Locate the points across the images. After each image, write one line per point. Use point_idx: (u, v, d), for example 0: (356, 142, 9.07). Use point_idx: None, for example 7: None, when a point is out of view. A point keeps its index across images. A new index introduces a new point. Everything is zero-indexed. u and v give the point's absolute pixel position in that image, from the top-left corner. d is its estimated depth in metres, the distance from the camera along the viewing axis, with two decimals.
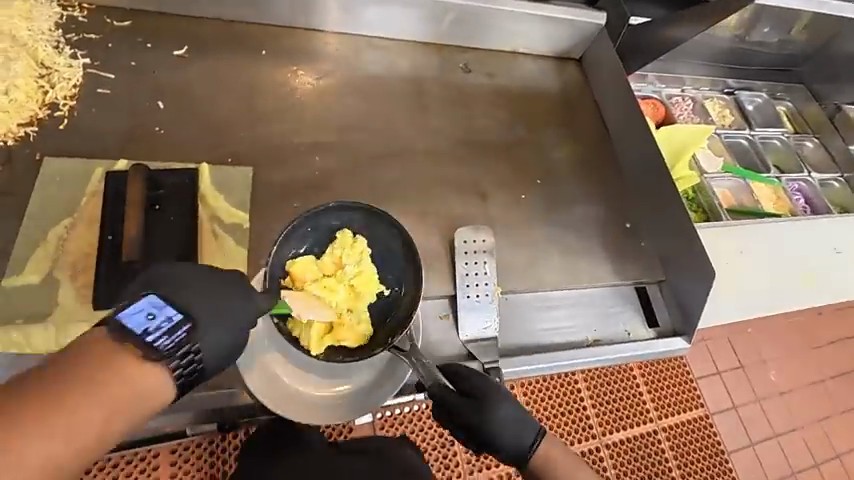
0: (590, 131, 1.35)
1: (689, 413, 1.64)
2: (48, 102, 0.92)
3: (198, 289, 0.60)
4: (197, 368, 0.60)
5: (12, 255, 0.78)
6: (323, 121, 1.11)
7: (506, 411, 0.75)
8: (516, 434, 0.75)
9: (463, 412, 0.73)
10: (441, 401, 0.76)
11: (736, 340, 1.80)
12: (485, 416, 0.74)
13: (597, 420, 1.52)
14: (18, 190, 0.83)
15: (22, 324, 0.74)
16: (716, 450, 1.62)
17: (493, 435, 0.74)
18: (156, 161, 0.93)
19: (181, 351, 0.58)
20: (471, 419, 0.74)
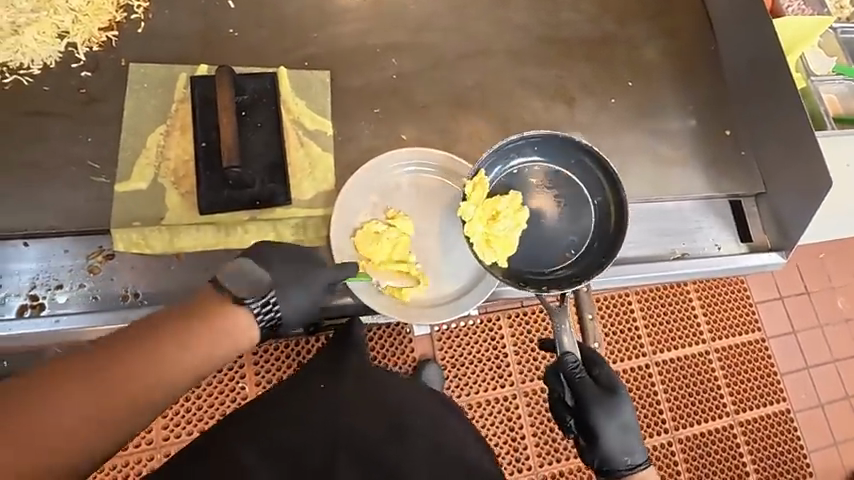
0: (691, 24, 1.18)
1: (745, 336, 1.61)
2: (122, 4, 0.89)
3: (284, 258, 0.69)
4: (275, 322, 0.68)
5: (118, 162, 0.81)
6: (395, 18, 1.02)
7: (620, 411, 0.82)
8: (617, 446, 0.80)
9: (583, 386, 0.81)
10: (570, 379, 0.82)
11: (805, 267, 1.72)
12: (599, 402, 0.81)
13: (648, 340, 1.53)
14: (111, 97, 0.84)
15: (140, 227, 0.79)
16: (768, 372, 1.60)
17: (599, 424, 0.81)
18: (235, 66, 0.91)
19: (261, 298, 0.66)
20: (587, 399, 0.81)
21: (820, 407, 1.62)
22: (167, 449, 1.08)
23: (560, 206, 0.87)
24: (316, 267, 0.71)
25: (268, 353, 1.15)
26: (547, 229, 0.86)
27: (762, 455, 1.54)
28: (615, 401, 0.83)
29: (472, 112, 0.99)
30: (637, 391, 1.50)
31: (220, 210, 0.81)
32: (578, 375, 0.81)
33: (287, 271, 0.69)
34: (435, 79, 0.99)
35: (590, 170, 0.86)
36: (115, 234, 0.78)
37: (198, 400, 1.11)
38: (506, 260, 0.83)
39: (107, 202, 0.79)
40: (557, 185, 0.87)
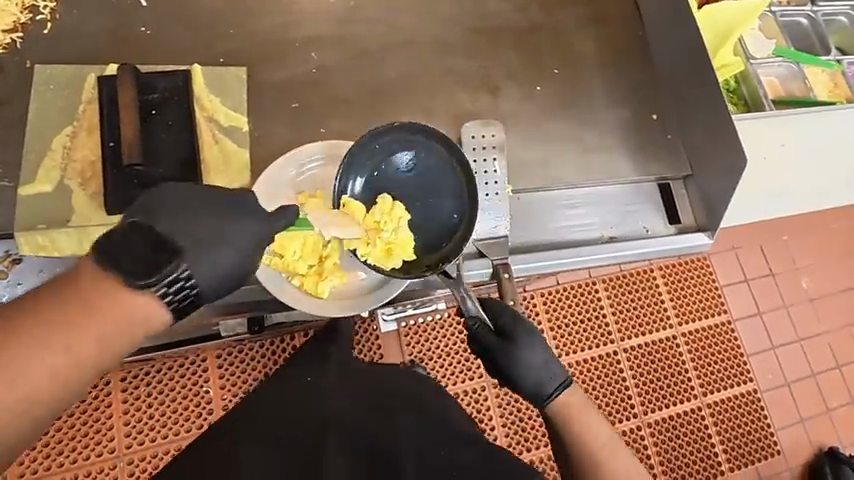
0: (618, 10, 1.18)
1: (711, 319, 1.64)
2: (27, 4, 0.87)
3: (190, 218, 0.56)
4: (192, 296, 0.55)
5: (23, 165, 0.80)
6: (315, 11, 1.01)
7: (530, 342, 0.80)
8: (540, 378, 0.79)
9: (488, 340, 0.80)
10: (482, 346, 0.81)
11: (766, 248, 1.73)
12: (509, 345, 0.80)
13: (615, 327, 1.55)
14: (16, 99, 0.83)
15: (46, 229, 0.78)
16: (734, 353, 1.63)
17: (517, 363, 0.79)
18: (148, 64, 0.90)
19: (166, 276, 0.53)
20: (496, 347, 0.79)
21: (787, 385, 1.65)
22: (128, 458, 1.06)
23: (429, 192, 0.84)
24: (240, 222, 0.58)
25: (232, 356, 1.14)
26: (425, 216, 0.84)
27: (730, 435, 1.56)
28: (523, 340, 0.81)
29: (394, 104, 1.00)
30: (607, 378, 1.51)
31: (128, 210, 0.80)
32: (477, 332, 0.80)
33: (197, 228, 0.56)
34: (357, 71, 0.99)
35: (433, 143, 0.84)
36: (20, 238, 0.76)
37: (161, 406, 1.09)
38: (412, 255, 0.81)
39: (11, 207, 0.78)
40: (414, 173, 0.84)
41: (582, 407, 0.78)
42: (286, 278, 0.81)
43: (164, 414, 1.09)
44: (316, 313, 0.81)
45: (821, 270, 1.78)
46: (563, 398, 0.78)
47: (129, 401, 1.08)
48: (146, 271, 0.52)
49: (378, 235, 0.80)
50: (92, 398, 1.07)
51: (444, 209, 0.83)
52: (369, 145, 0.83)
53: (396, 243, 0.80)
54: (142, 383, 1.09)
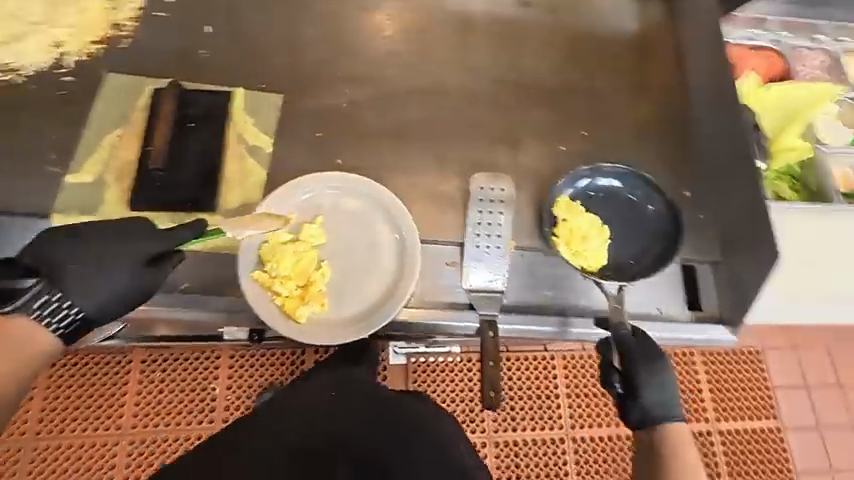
0: (664, 80, 1.15)
1: None
2: (116, 24, 1.02)
3: (84, 259, 0.70)
4: (80, 313, 0.69)
5: (74, 156, 0.90)
6: (358, 50, 1.08)
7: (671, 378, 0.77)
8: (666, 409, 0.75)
9: (634, 345, 0.80)
10: (626, 351, 0.79)
11: None
12: (652, 360, 0.78)
13: None
14: (85, 100, 0.95)
15: (76, 214, 0.87)
16: None
17: (647, 379, 0.76)
18: (200, 81, 1.00)
19: (33, 299, 0.66)
20: (640, 352, 0.79)
21: None
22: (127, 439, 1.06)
23: (625, 226, 0.98)
24: (142, 244, 0.73)
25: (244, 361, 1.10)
26: (620, 235, 0.97)
27: None
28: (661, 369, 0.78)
29: (414, 143, 1.02)
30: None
31: (148, 208, 0.87)
32: (628, 334, 0.81)
33: (80, 263, 0.69)
34: (384, 110, 1.04)
35: (642, 178, 0.99)
36: (54, 218, 0.86)
37: (169, 396, 1.09)
38: (591, 264, 0.94)
39: (57, 190, 0.88)
40: (611, 209, 0.99)
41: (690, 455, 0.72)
42: (271, 297, 0.82)
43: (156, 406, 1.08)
44: (289, 336, 0.81)
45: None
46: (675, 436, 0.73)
47: (142, 383, 1.08)
48: (10, 301, 0.65)
49: (572, 238, 0.94)
50: (112, 371, 1.09)
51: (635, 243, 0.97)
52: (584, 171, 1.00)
53: (579, 250, 0.94)
54: (159, 368, 1.10)
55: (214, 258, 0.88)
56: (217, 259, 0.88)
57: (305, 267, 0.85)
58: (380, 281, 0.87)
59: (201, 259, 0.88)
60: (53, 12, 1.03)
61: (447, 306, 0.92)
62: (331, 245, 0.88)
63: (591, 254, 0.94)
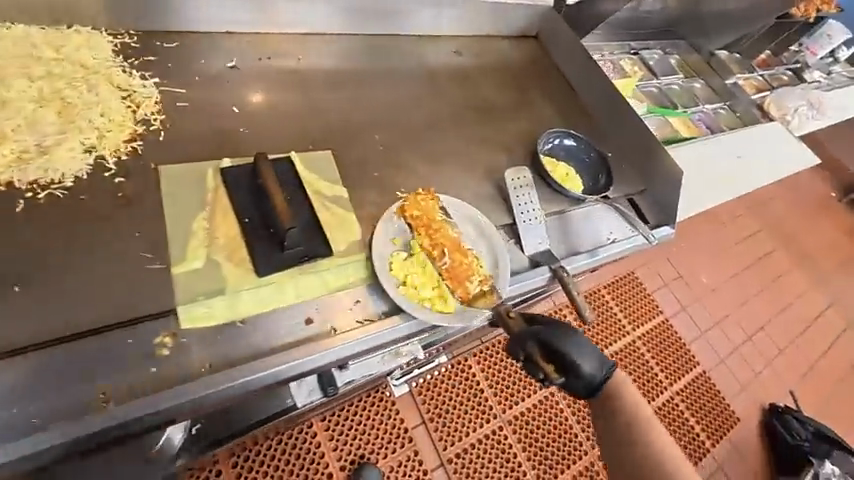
0: (561, 89, 1.68)
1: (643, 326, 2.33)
2: (141, 120, 1.00)
3: None
4: None
5: (170, 248, 0.88)
6: (365, 105, 1.29)
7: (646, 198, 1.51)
8: (648, 209, 1.50)
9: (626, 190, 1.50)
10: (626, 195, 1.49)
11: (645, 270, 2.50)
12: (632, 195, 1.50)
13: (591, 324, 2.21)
14: (149, 194, 0.93)
15: (205, 301, 0.86)
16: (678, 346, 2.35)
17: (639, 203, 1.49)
18: (252, 154, 1.06)
19: None
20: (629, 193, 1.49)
21: (721, 362, 2.41)
22: None
23: (591, 162, 1.43)
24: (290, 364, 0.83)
25: None
26: (584, 167, 1.42)
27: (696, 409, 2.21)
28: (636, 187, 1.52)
29: (444, 163, 1.27)
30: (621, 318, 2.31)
31: (273, 272, 0.92)
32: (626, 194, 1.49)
33: None
34: (411, 144, 1.26)
35: (567, 131, 1.43)
36: (182, 310, 0.84)
37: None
38: (578, 185, 1.37)
39: (170, 284, 0.85)
40: (569, 159, 1.42)
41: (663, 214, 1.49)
42: (420, 303, 0.97)
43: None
44: (447, 325, 0.96)
45: (692, 263, 2.64)
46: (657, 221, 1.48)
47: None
48: None
49: (565, 174, 1.36)
50: None
51: (594, 169, 1.43)
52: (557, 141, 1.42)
53: (571, 178, 1.37)
54: None
55: (342, 297, 0.96)
56: (346, 296, 0.96)
57: (431, 274, 1.02)
58: (489, 265, 1.08)
59: (334, 300, 0.95)
60: (59, 116, 0.94)
61: (523, 270, 1.17)
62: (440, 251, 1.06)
63: (578, 179, 1.38)
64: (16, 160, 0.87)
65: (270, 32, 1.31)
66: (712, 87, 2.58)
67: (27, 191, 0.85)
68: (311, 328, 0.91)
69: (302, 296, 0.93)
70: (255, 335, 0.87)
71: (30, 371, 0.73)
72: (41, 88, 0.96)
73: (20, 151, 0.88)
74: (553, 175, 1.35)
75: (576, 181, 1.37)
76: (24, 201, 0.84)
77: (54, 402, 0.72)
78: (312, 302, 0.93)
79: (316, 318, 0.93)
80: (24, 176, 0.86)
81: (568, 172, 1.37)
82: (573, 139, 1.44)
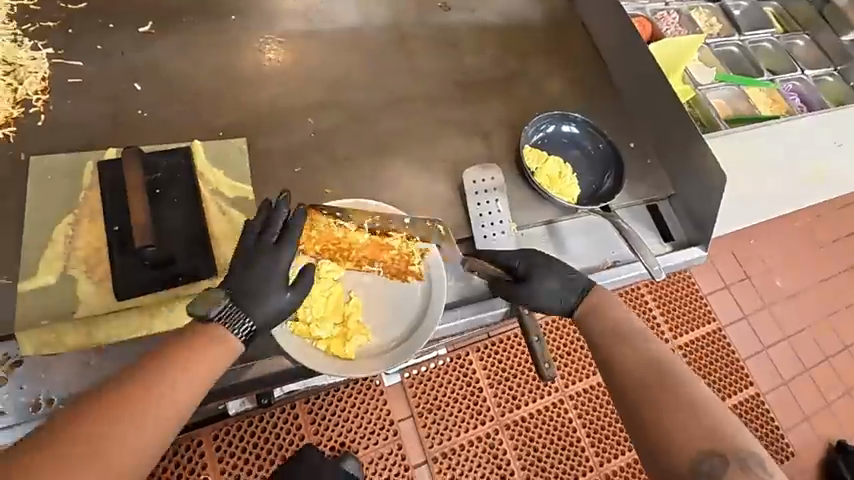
0: (582, 54, 1.31)
1: (702, 328, 1.58)
2: (21, 101, 0.88)
3: None
4: None
5: (22, 259, 0.76)
6: (306, 78, 1.06)
7: (672, 207, 1.16)
8: (674, 222, 1.15)
9: (646, 195, 1.15)
10: (645, 201, 1.15)
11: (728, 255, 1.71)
12: (654, 201, 1.16)
13: (667, 326, 1.54)
14: (12, 192, 0.80)
15: (50, 326, 0.73)
16: (732, 359, 1.57)
17: (661, 214, 1.15)
18: (147, 144, 0.90)
19: None
20: (649, 199, 1.15)
21: (806, 372, 1.63)
22: None
23: (596, 159, 1.10)
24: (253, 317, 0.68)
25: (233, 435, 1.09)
26: (585, 164, 1.09)
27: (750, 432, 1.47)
28: (662, 191, 1.17)
29: (394, 155, 1.02)
30: (716, 353, 1.56)
31: (138, 293, 0.77)
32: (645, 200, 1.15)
33: None
34: (355, 130, 1.02)
35: (569, 115, 1.11)
36: (20, 336, 0.72)
37: None
38: (572, 188, 1.05)
39: (14, 303, 0.74)
40: (567, 153, 1.10)
41: (694, 230, 1.14)
42: (312, 344, 0.78)
43: (484, 415, 1.27)
44: (342, 376, 0.78)
45: (796, 269, 1.78)
46: (682, 238, 1.13)
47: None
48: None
49: (553, 175, 1.05)
50: None
51: (601, 167, 1.09)
52: (554, 127, 1.10)
53: (562, 180, 1.05)
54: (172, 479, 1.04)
55: None
56: None
57: (336, 307, 0.82)
58: (418, 297, 0.85)
59: None
60: None
61: (474, 299, 0.91)
62: (355, 278, 0.85)
63: (573, 181, 1.06)
64: None
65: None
66: (819, 44, 1.95)
67: None
68: None
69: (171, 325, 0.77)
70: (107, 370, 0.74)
71: None
72: None
73: None
74: (537, 174, 1.05)
75: (569, 184, 1.05)
76: None
77: None
78: None
79: None
80: None
81: (558, 172, 1.05)
82: (575, 127, 1.11)
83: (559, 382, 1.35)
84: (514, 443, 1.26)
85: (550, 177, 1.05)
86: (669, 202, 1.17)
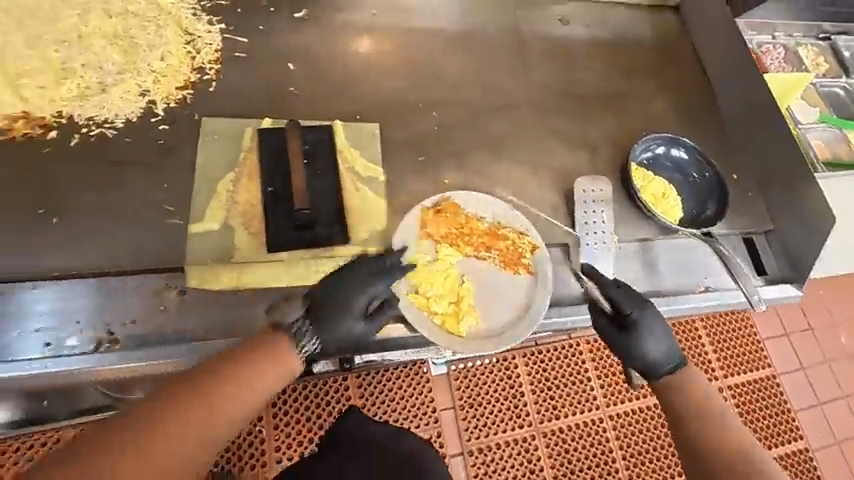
0: (692, 81, 1.33)
1: (754, 373, 1.56)
2: (196, 68, 1.00)
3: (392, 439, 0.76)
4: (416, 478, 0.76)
5: (193, 205, 0.88)
6: (433, 75, 1.14)
7: (769, 242, 1.16)
8: (769, 258, 1.15)
9: (744, 227, 1.16)
10: (742, 234, 1.16)
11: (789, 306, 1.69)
12: (751, 234, 1.16)
13: (718, 365, 1.53)
14: (186, 147, 0.92)
15: (213, 264, 0.85)
16: (783, 409, 1.53)
17: (756, 248, 1.16)
18: (296, 118, 1.00)
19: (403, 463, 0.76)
20: (746, 232, 1.16)
21: None
22: None
23: (702, 184, 1.12)
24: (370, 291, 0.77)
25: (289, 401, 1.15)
26: (690, 188, 1.12)
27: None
28: (760, 226, 1.17)
29: (507, 157, 1.09)
30: (767, 400, 1.53)
31: (284, 248, 0.88)
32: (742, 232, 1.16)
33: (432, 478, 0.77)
34: (474, 129, 1.09)
35: (679, 138, 1.13)
36: (190, 269, 0.84)
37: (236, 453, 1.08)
38: (675, 209, 1.07)
39: (184, 241, 0.85)
40: (673, 174, 1.12)
41: (790, 268, 1.14)
42: (428, 317, 0.86)
43: (522, 419, 1.27)
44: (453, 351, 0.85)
45: None
46: (777, 274, 1.14)
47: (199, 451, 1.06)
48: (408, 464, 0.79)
49: (658, 193, 1.07)
50: None
51: (705, 192, 1.11)
52: (663, 148, 1.13)
53: (666, 200, 1.07)
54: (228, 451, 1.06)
55: None
56: None
57: (451, 287, 0.89)
58: (525, 289, 0.92)
59: None
60: (124, 55, 0.96)
61: (570, 301, 0.97)
62: (468, 264, 0.92)
63: (676, 203, 1.08)
64: (78, 95, 0.91)
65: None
66: None
67: (81, 127, 0.89)
68: None
69: (308, 279, 0.88)
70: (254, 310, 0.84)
71: (53, 298, 0.78)
72: (114, 26, 0.98)
73: (82, 85, 0.91)
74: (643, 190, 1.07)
75: (673, 204, 1.08)
76: (77, 136, 0.88)
77: (66, 333, 0.77)
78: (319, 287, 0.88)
79: None
80: (82, 111, 0.90)
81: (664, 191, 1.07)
82: (684, 149, 1.13)
83: (602, 401, 1.34)
84: (550, 450, 1.26)
85: (656, 196, 1.07)
86: (766, 238, 1.17)
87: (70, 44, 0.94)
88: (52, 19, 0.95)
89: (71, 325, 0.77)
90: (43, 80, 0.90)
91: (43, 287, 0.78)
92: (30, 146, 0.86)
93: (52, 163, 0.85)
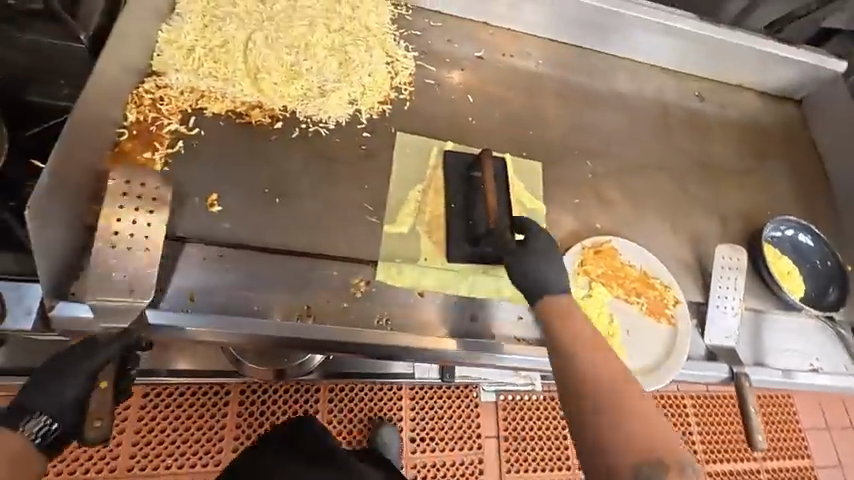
0: (812, 173, 1.41)
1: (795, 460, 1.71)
2: (394, 87, 1.12)
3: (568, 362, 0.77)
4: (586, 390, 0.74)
5: (387, 208, 0.99)
6: (587, 127, 1.25)
7: None
8: None
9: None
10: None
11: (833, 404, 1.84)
12: None
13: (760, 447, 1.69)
14: (383, 155, 1.04)
15: (401, 263, 0.95)
16: None
17: None
18: (473, 146, 1.12)
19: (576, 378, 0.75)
20: None
21: None
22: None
23: (824, 271, 1.19)
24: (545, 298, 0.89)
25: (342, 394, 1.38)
26: (812, 273, 1.19)
27: None
28: None
29: (648, 213, 1.18)
30: None
31: (460, 260, 0.97)
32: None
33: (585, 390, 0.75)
34: (621, 182, 1.19)
35: (808, 224, 1.21)
36: (381, 265, 0.94)
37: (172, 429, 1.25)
38: (798, 289, 1.16)
39: (378, 238, 0.96)
40: (797, 257, 1.20)
41: None
42: None
43: (563, 463, 1.50)
44: None
45: None
46: None
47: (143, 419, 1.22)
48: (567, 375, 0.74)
49: (784, 272, 1.16)
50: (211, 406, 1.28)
51: (826, 280, 1.19)
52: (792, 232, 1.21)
53: (791, 279, 1.16)
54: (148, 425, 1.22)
55: (509, 308, 0.99)
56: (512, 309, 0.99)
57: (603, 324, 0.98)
58: (666, 336, 1.00)
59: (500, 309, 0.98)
60: (339, 66, 1.09)
61: (696, 358, 1.04)
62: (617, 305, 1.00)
63: (799, 283, 1.17)
64: (301, 95, 1.04)
65: (523, 33, 1.30)
66: None
67: (301, 123, 1.01)
68: (472, 325, 0.96)
69: (475, 292, 0.97)
70: (428, 311, 0.94)
71: (265, 269, 0.89)
72: (333, 40, 1.11)
73: (305, 87, 1.05)
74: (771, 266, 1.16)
75: (796, 285, 1.16)
76: (297, 130, 1.01)
77: (274, 301, 0.88)
78: (484, 301, 0.98)
79: (479, 317, 0.97)
80: (303, 109, 1.03)
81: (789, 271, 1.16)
82: (811, 236, 1.21)
83: None
84: None
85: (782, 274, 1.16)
86: None
87: (298, 50, 1.08)
88: (286, 26, 1.09)
89: (279, 295, 0.88)
90: (275, 77, 1.03)
91: (260, 257, 0.89)
92: (261, 133, 0.98)
93: (276, 150, 0.98)
